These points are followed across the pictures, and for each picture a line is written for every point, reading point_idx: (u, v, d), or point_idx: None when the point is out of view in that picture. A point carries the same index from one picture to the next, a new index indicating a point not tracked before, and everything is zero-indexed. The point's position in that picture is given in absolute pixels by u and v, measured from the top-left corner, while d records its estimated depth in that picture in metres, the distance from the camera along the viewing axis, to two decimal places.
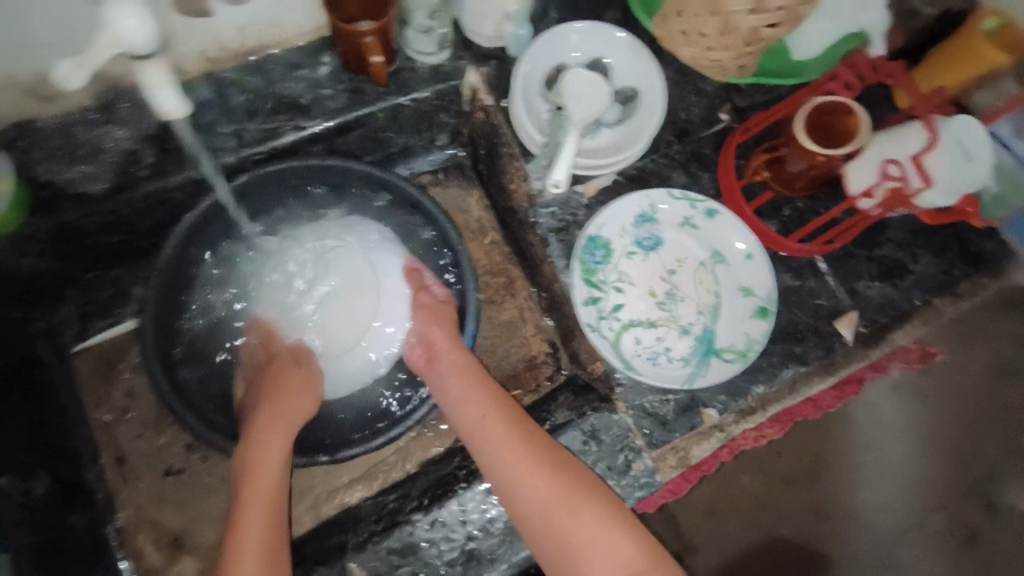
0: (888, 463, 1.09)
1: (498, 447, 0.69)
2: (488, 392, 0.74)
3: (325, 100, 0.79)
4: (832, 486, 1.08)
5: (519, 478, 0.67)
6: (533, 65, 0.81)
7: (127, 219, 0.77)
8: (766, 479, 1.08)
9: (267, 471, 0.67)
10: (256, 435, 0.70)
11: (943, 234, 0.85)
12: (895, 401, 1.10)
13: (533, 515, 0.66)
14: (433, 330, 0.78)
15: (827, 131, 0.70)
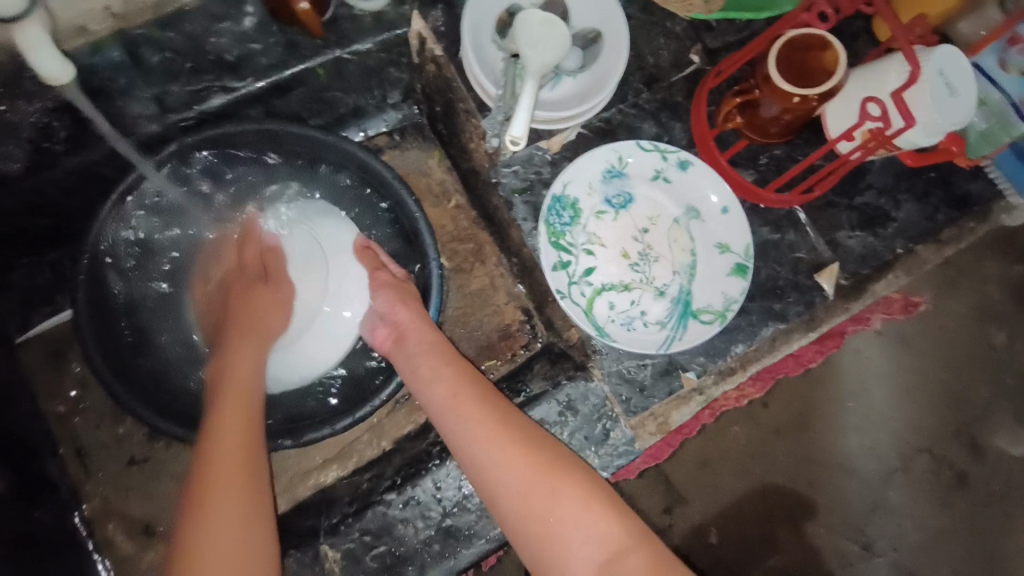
0: (876, 409, 1.08)
1: (470, 426, 0.63)
2: (458, 371, 0.68)
3: (256, 56, 0.71)
4: (822, 435, 1.07)
5: (491, 458, 0.61)
6: (483, 9, 0.73)
7: (52, 200, 0.71)
8: (758, 430, 1.06)
9: (237, 414, 0.61)
10: (225, 360, 0.66)
11: (927, 177, 0.81)
12: (882, 348, 1.08)
13: (508, 499, 0.60)
14: (398, 309, 0.71)
15: (807, 66, 0.64)
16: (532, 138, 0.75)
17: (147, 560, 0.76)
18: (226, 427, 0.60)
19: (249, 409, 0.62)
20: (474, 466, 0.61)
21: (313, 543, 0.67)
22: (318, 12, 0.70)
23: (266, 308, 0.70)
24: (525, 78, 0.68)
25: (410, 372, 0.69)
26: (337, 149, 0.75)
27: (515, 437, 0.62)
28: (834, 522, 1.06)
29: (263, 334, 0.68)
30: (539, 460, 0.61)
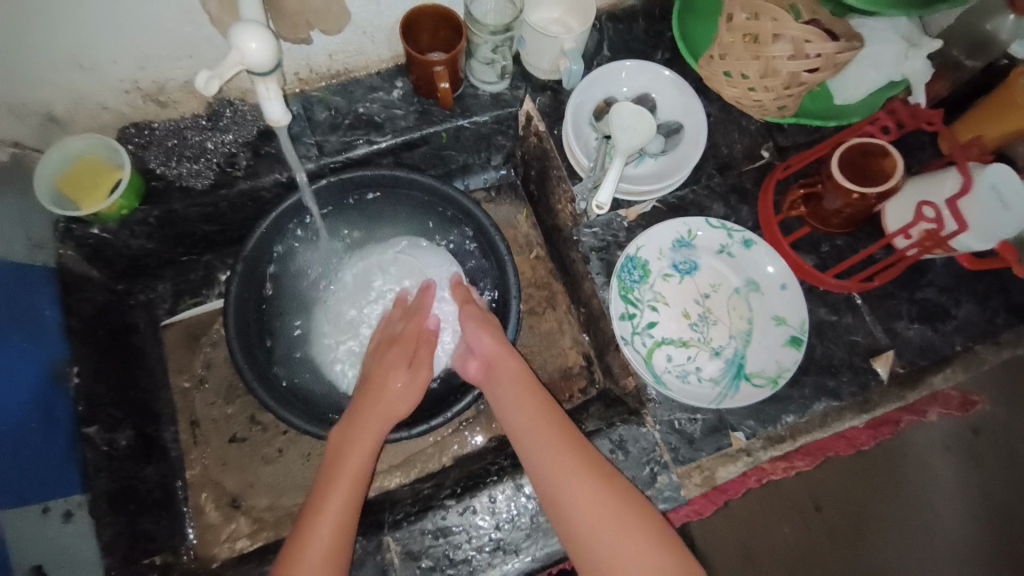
0: (950, 530, 1.01)
1: (539, 447, 0.69)
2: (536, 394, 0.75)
3: (397, 119, 0.89)
4: (887, 550, 1.00)
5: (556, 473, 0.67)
6: (585, 97, 0.89)
7: (221, 213, 0.88)
8: (811, 534, 1.03)
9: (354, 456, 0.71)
10: (354, 421, 0.74)
11: (987, 282, 0.86)
12: (956, 463, 1.06)
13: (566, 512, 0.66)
14: (479, 341, 0.79)
15: (872, 168, 0.72)
16: (613, 206, 0.86)
17: (230, 529, 0.86)
18: (354, 454, 0.71)
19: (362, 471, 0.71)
20: (549, 495, 0.67)
21: (378, 533, 0.73)
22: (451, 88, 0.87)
23: (400, 364, 0.79)
24: (616, 155, 0.80)
25: (500, 398, 0.76)
26: (453, 199, 0.89)
27: (581, 463, 0.68)
28: None
29: (388, 390, 0.77)
30: (604, 488, 0.66)
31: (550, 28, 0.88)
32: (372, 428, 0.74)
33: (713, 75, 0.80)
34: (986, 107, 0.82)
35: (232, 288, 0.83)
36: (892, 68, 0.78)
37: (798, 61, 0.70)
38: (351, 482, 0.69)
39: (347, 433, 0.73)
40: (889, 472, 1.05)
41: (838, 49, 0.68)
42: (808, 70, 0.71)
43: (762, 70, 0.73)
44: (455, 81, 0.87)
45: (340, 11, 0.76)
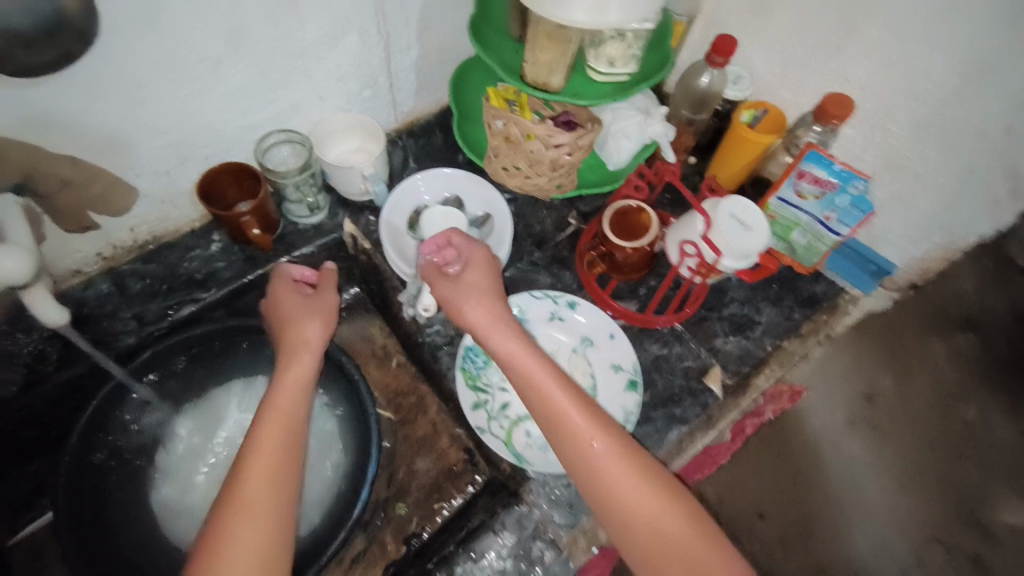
0: (874, 502, 1.14)
1: (540, 388, 0.68)
2: (317, 310, 0.81)
3: (221, 272, 0.90)
4: (825, 542, 1.12)
5: (551, 410, 0.67)
6: (397, 211, 0.95)
7: (37, 415, 0.82)
8: (761, 543, 1.13)
9: (271, 443, 0.68)
10: (254, 434, 0.69)
11: (778, 285, 0.99)
12: (857, 438, 1.17)
13: (561, 430, 0.66)
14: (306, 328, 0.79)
15: (635, 225, 0.82)
16: None
17: None
18: (264, 440, 0.68)
19: (275, 459, 0.67)
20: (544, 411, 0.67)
21: None
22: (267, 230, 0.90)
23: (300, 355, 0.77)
24: None
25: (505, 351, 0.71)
26: None
27: (572, 395, 0.68)
28: None
29: (305, 345, 0.78)
30: (594, 421, 0.66)
31: (354, 156, 0.94)
32: (280, 438, 0.69)
33: (496, 171, 0.90)
34: (726, 144, 0.98)
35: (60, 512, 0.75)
36: (640, 134, 0.92)
37: (553, 150, 0.81)
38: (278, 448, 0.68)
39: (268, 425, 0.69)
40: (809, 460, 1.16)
41: (581, 135, 0.80)
42: (566, 155, 0.83)
43: (528, 161, 0.84)
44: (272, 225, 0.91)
45: (125, 189, 0.77)
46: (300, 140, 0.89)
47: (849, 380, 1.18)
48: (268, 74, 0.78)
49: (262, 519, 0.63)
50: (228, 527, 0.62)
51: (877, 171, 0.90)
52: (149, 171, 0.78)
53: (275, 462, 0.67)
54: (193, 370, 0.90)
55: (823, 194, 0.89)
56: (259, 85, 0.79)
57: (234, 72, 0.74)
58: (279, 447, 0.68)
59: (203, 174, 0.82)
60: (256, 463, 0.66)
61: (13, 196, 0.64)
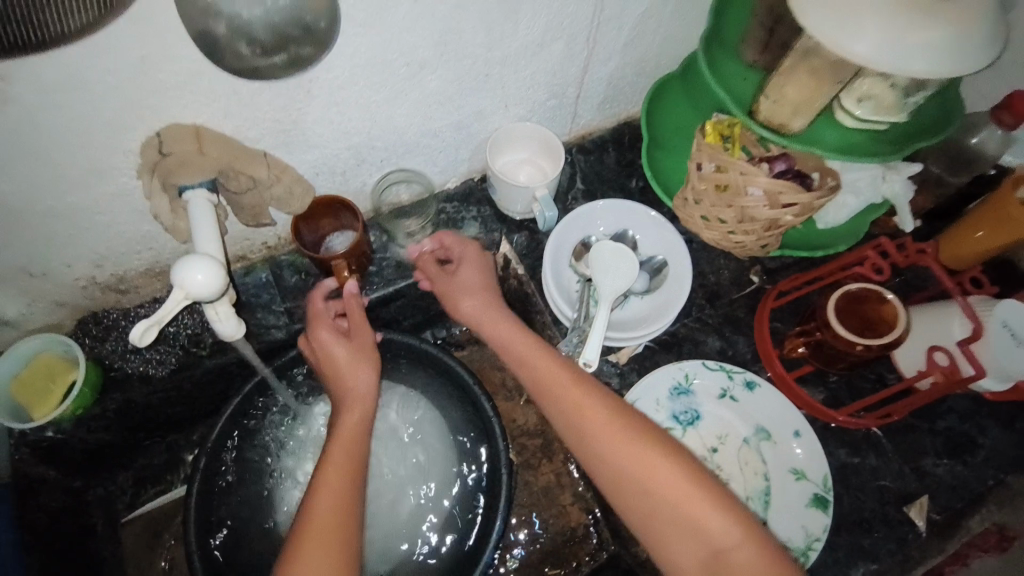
0: None
1: (621, 469, 0.58)
2: (363, 357, 0.72)
3: (370, 277, 0.85)
4: None
5: (640, 498, 0.56)
6: (562, 239, 0.85)
7: (182, 394, 0.82)
8: None
9: (331, 496, 0.59)
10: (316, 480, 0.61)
11: (1013, 403, 0.79)
12: None
13: (654, 519, 0.56)
14: (361, 369, 0.70)
15: (873, 317, 0.65)
16: (603, 353, 0.82)
17: None
18: (331, 481, 0.61)
19: (336, 525, 0.58)
20: (635, 502, 0.57)
21: None
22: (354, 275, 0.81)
23: (363, 384, 0.70)
24: (601, 303, 0.77)
25: (564, 405, 0.62)
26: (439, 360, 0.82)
27: (668, 483, 0.56)
28: None
29: (359, 389, 0.70)
30: (697, 510, 0.55)
31: (524, 171, 0.87)
32: (343, 479, 0.61)
33: (691, 217, 0.79)
34: (977, 220, 0.79)
35: (191, 524, 0.71)
36: (873, 193, 0.76)
37: (775, 210, 0.69)
38: (337, 496, 0.59)
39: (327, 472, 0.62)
40: None
41: (818, 198, 0.67)
42: (789, 216, 0.70)
43: (739, 216, 0.72)
44: (364, 262, 0.82)
45: (304, 190, 0.71)
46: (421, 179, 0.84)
47: None
48: (465, 79, 0.72)
49: None
50: None
51: None
52: (326, 170, 0.74)
53: (337, 522, 0.58)
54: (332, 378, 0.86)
55: None
56: (455, 89, 0.72)
57: (432, 77, 0.68)
58: (344, 476, 0.62)
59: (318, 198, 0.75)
60: (315, 519, 0.58)
61: (204, 193, 0.62)
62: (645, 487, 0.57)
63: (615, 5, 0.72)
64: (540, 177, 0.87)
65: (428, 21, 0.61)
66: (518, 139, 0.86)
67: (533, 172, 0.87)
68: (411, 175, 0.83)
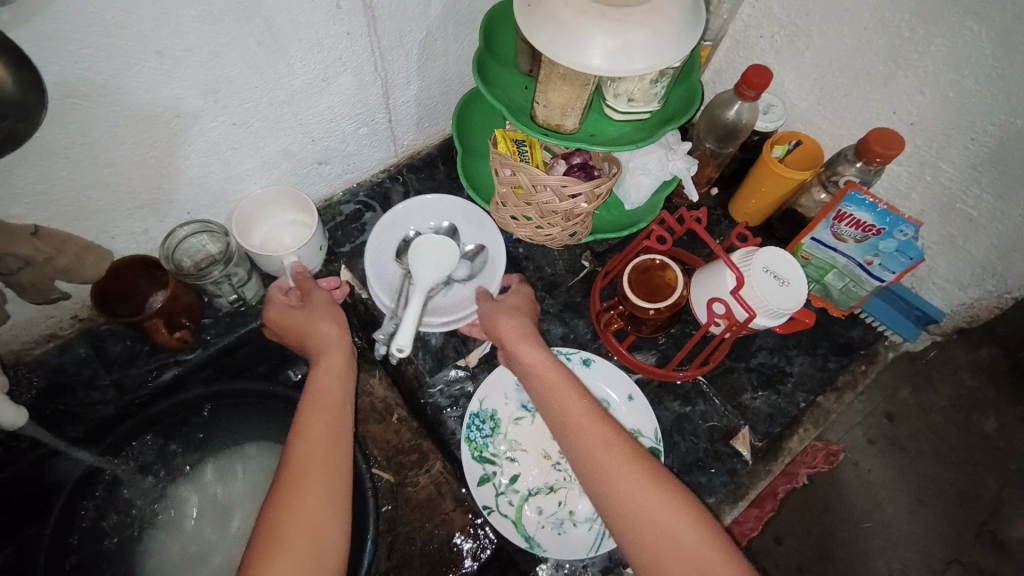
0: None
1: (584, 445, 0.63)
2: (323, 311, 0.75)
3: (205, 330, 0.84)
4: None
5: (598, 468, 0.61)
6: (379, 239, 0.86)
7: (10, 494, 0.76)
8: None
9: (315, 462, 0.62)
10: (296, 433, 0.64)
11: (812, 331, 0.91)
12: None
13: (609, 492, 0.60)
14: (323, 326, 0.73)
15: (659, 282, 0.74)
16: (452, 359, 0.85)
17: None
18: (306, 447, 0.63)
19: (323, 477, 0.61)
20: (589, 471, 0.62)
21: None
22: (180, 332, 0.79)
23: (333, 369, 0.70)
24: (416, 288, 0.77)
25: (531, 369, 0.71)
26: (288, 398, 0.83)
27: (622, 455, 0.62)
28: None
29: (331, 362, 0.71)
30: (644, 482, 0.60)
31: (290, 232, 0.83)
32: (326, 448, 0.63)
33: (505, 220, 0.83)
34: (753, 180, 0.92)
35: None
36: (661, 172, 0.85)
37: (566, 203, 0.74)
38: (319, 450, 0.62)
39: (312, 436, 0.64)
40: None
41: (596, 186, 0.73)
42: (582, 206, 0.75)
43: (540, 212, 0.77)
44: (196, 316, 0.81)
45: (98, 257, 0.71)
46: (213, 230, 0.78)
47: None
48: (251, 122, 0.71)
49: (308, 548, 0.57)
50: (273, 531, 0.57)
51: (925, 211, 0.82)
52: (123, 231, 0.73)
53: (321, 467, 0.61)
54: (193, 442, 0.86)
55: (863, 237, 0.81)
56: (244, 131, 0.71)
57: (213, 123, 0.68)
58: (318, 432, 0.64)
59: (112, 266, 0.73)
60: (300, 471, 0.61)
61: None
62: (585, 430, 0.64)
63: (393, 33, 0.73)
64: (306, 233, 0.83)
65: (188, 74, 0.60)
66: (256, 214, 0.81)
67: (298, 229, 0.84)
68: (202, 226, 0.78)
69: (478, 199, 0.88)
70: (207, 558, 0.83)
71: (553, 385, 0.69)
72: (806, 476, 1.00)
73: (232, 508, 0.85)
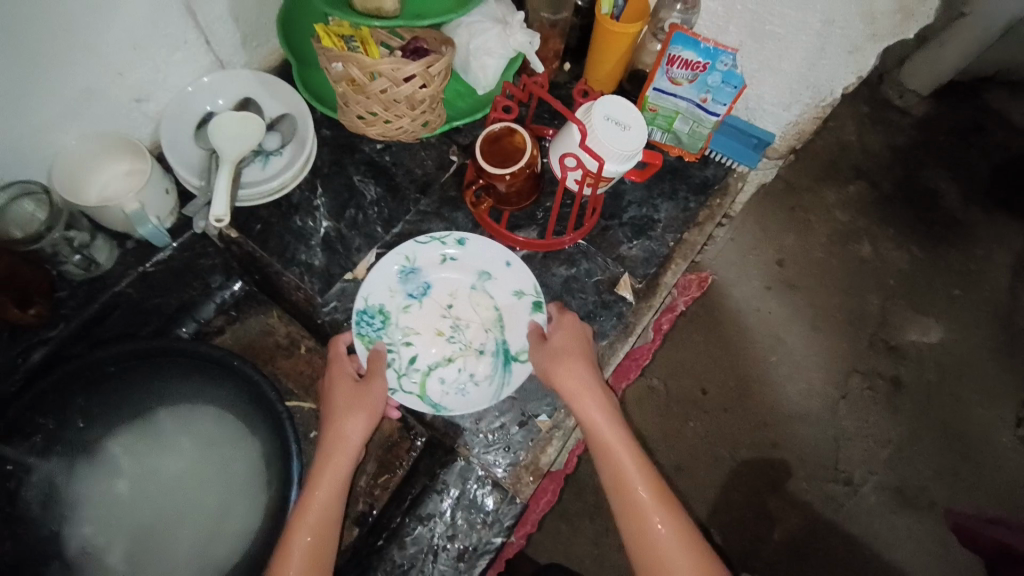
0: (793, 351, 1.25)
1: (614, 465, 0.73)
2: (354, 404, 0.75)
3: (64, 302, 0.80)
4: (759, 399, 1.22)
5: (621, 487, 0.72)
6: (175, 126, 0.83)
7: None
8: (707, 419, 1.20)
9: (306, 532, 0.69)
10: (303, 503, 0.72)
11: (672, 178, 0.98)
12: (773, 299, 1.27)
13: (631, 512, 0.71)
14: (349, 422, 0.74)
15: (507, 149, 0.79)
16: (339, 275, 0.86)
17: None
18: (309, 518, 0.70)
19: (316, 548, 0.69)
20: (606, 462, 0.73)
21: None
22: (37, 307, 0.77)
23: (348, 441, 0.74)
24: (223, 165, 0.79)
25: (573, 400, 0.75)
26: (181, 350, 0.81)
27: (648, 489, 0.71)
28: (804, 462, 1.19)
29: (348, 437, 0.74)
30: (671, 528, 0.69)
31: (123, 183, 0.78)
32: (322, 522, 0.70)
33: (352, 122, 0.82)
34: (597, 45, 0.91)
35: None
36: (503, 47, 0.84)
37: (402, 87, 0.73)
38: (317, 522, 0.70)
39: (315, 507, 0.71)
40: (732, 327, 1.25)
41: (427, 64, 0.73)
42: (421, 88, 0.75)
43: (382, 103, 0.76)
44: (46, 290, 0.78)
45: None
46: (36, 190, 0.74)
47: (755, 254, 1.29)
48: (35, 61, 0.65)
49: None
50: None
51: (742, 42, 0.88)
52: None
53: (318, 540, 0.69)
54: (89, 421, 0.82)
55: (694, 76, 0.86)
56: (29, 72, 0.65)
57: None
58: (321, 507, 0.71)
59: None
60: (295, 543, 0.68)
61: None
62: (621, 458, 0.73)
63: None
64: (140, 181, 0.77)
65: None
66: (81, 168, 0.77)
67: (131, 178, 0.78)
68: (18, 190, 0.73)
69: (321, 107, 0.86)
70: (136, 519, 0.83)
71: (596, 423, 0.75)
72: (684, 305, 1.25)
73: (153, 467, 0.85)
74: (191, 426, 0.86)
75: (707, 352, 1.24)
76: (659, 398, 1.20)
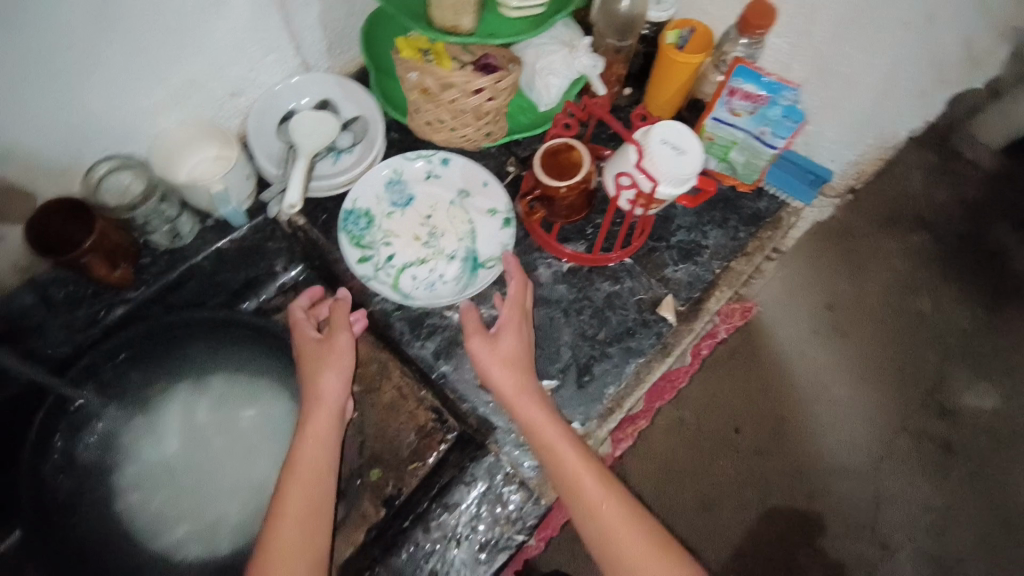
0: (837, 399, 1.21)
1: (594, 515, 0.70)
2: (331, 359, 0.79)
3: (146, 268, 0.89)
4: (796, 445, 1.19)
5: (607, 537, 0.69)
6: (261, 120, 0.91)
7: None
8: (740, 457, 1.17)
9: (302, 485, 0.71)
10: (288, 466, 0.73)
11: (724, 207, 0.99)
12: (820, 342, 1.24)
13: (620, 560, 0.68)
14: (326, 377, 0.78)
15: (567, 162, 0.82)
16: None
17: None
18: (299, 470, 0.72)
19: (310, 501, 0.71)
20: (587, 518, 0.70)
21: None
22: (122, 270, 0.84)
23: (327, 396, 0.78)
24: (300, 157, 0.86)
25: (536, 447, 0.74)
26: (243, 321, 0.86)
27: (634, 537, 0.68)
28: (838, 515, 1.15)
29: (328, 391, 0.78)
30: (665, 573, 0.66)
31: (209, 166, 0.85)
32: (314, 471, 0.73)
33: (420, 126, 0.87)
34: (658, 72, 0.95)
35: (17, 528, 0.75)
36: (568, 70, 0.89)
37: (471, 98, 0.79)
38: (309, 473, 0.72)
39: (299, 469, 0.73)
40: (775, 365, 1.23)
41: (496, 79, 0.77)
42: (488, 100, 0.80)
43: (450, 112, 0.81)
44: (133, 257, 0.86)
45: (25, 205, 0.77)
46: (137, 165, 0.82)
47: (806, 294, 1.26)
48: (147, 49, 0.73)
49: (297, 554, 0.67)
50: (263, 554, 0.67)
51: (807, 78, 0.89)
52: (45, 176, 0.77)
53: (314, 491, 0.72)
54: None
55: (754, 109, 0.88)
56: (143, 59, 0.73)
57: (112, 50, 0.70)
58: (312, 458, 0.73)
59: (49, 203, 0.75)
60: (288, 498, 0.70)
61: None
62: (598, 507, 0.70)
63: None
64: (224, 166, 0.85)
65: None
66: (177, 150, 0.86)
67: (217, 162, 0.86)
68: (123, 162, 0.82)
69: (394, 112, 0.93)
70: None
71: (562, 468, 0.72)
72: (725, 332, 1.23)
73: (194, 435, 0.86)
74: (239, 395, 0.88)
75: (745, 387, 1.21)
76: (692, 429, 1.18)
